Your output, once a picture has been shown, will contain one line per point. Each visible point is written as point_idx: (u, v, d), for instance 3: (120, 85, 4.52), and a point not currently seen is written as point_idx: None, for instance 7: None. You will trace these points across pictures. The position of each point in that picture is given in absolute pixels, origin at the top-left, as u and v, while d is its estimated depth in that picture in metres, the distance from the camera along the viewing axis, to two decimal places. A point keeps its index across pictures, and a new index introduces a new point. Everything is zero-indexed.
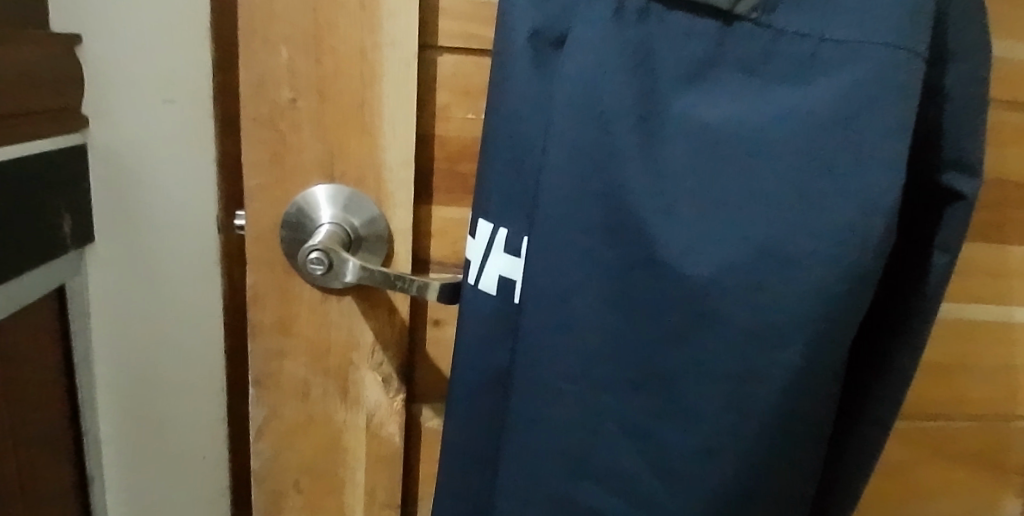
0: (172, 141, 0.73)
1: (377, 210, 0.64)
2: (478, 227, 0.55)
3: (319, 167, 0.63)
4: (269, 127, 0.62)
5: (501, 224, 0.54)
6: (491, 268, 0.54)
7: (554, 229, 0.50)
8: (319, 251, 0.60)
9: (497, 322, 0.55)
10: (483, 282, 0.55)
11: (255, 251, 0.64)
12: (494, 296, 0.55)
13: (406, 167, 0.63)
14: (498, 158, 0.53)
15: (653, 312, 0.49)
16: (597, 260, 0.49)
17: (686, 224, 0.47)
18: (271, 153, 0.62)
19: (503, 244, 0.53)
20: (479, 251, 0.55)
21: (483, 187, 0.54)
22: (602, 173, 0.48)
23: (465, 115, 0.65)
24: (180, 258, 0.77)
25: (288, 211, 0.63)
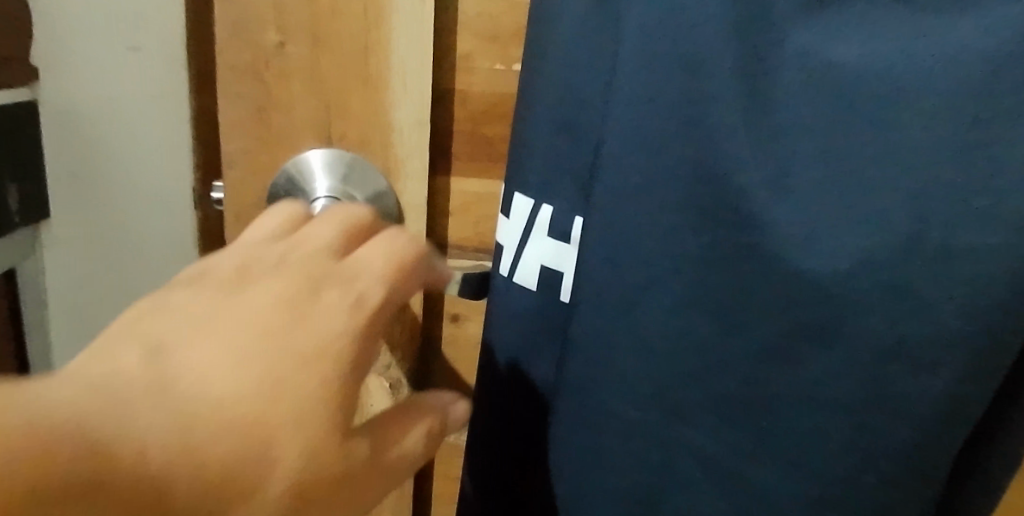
0: (138, 98, 0.60)
1: (384, 182, 0.52)
2: (513, 203, 0.43)
3: (313, 128, 0.51)
4: (251, 79, 0.50)
5: (544, 201, 0.42)
6: (530, 256, 0.43)
7: (619, 208, 0.38)
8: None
9: (536, 323, 0.44)
10: (521, 273, 0.43)
11: (237, 231, 0.54)
12: (535, 291, 0.43)
13: (419, 128, 0.51)
14: (537, 116, 0.41)
15: (742, 315, 0.38)
16: (668, 247, 0.38)
17: (804, 201, 0.36)
18: (254, 110, 0.50)
19: (547, 225, 0.42)
20: (516, 234, 0.43)
21: (520, 154, 0.42)
22: (681, 135, 0.37)
23: (493, 66, 0.52)
24: (148, 231, 0.65)
25: (276, 180, 0.52)
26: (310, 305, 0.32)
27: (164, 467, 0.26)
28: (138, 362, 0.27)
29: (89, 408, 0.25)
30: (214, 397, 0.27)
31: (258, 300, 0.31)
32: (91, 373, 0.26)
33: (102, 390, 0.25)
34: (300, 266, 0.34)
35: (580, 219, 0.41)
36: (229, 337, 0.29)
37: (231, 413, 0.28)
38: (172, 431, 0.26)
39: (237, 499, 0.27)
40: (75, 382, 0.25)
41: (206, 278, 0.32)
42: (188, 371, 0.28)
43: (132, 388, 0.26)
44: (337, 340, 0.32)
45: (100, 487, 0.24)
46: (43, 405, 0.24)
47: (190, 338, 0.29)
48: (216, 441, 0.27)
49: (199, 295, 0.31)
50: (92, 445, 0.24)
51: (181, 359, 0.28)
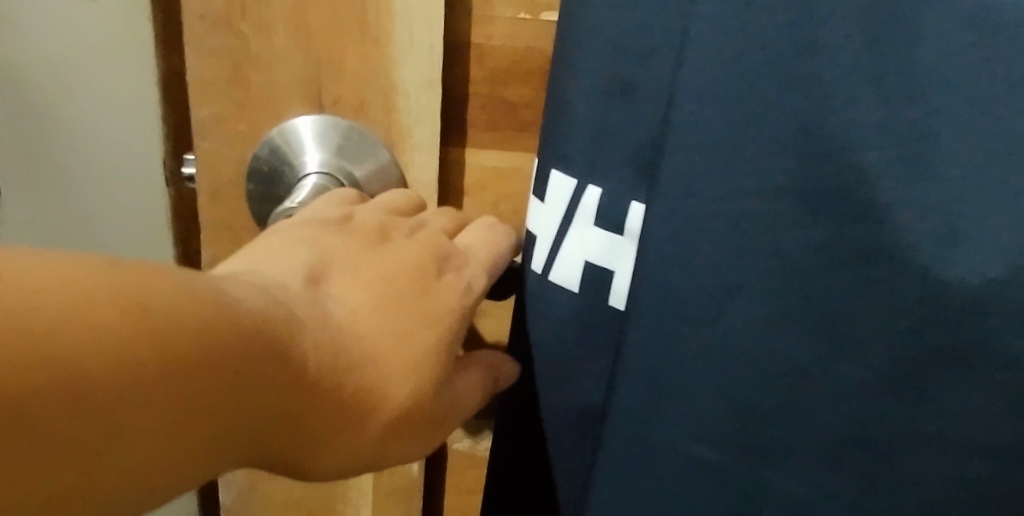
0: (98, 53, 0.51)
1: (388, 155, 0.43)
2: (549, 184, 0.35)
3: (300, 90, 0.42)
4: (224, 31, 0.41)
5: (591, 181, 0.34)
6: (573, 251, 0.36)
7: (697, 188, 0.31)
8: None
9: (576, 330, 0.36)
10: (559, 270, 0.36)
11: (211, 214, 0.45)
12: (577, 293, 0.36)
13: (429, 90, 0.42)
14: (576, 77, 0.33)
15: (846, 321, 0.31)
16: (754, 235, 0.31)
17: (948, 183, 0.28)
18: (229, 69, 0.42)
19: (594, 213, 0.35)
20: (554, 222, 0.36)
21: (563, 119, 0.34)
22: (786, 93, 0.29)
23: (516, 14, 0.43)
24: (117, 198, 0.56)
25: (258, 153, 0.43)
26: (432, 281, 0.34)
27: (314, 369, 0.27)
28: (312, 287, 0.29)
29: (283, 308, 0.27)
30: (357, 334, 0.29)
31: (397, 261, 0.34)
32: (275, 285, 0.28)
33: (286, 301, 0.27)
34: (415, 246, 0.35)
35: (638, 202, 0.34)
36: (374, 286, 0.32)
37: (361, 349, 0.29)
38: (325, 354, 0.27)
39: (353, 418, 0.29)
40: (266, 293, 0.27)
41: (354, 229, 0.34)
42: (343, 306, 0.30)
43: (306, 306, 0.28)
44: (451, 320, 0.33)
45: (263, 399, 0.25)
46: (231, 304, 0.24)
47: (342, 279, 0.31)
48: (353, 366, 0.28)
49: (344, 244, 0.33)
50: (264, 345, 0.25)
51: (339, 299, 0.30)
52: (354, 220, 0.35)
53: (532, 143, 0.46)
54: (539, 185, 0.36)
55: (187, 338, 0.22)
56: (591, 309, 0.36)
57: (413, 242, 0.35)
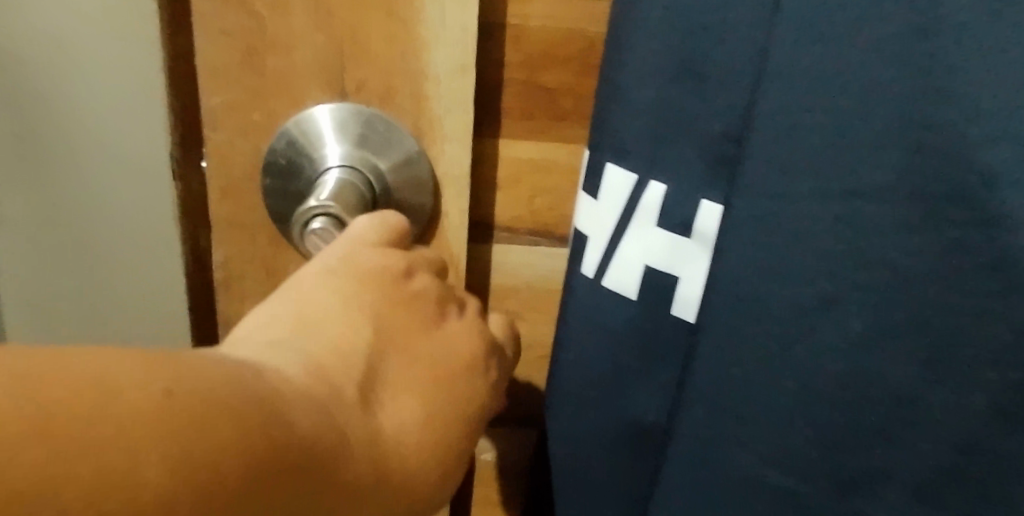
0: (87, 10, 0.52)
1: (414, 144, 0.40)
2: (603, 181, 0.33)
3: (321, 75, 0.39)
4: (237, 9, 0.37)
5: (653, 176, 0.31)
6: (631, 253, 0.32)
7: (771, 192, 0.28)
8: (322, 217, 0.34)
9: (635, 340, 0.33)
10: (613, 275, 0.33)
11: (223, 212, 0.41)
12: (635, 301, 0.33)
13: (462, 74, 0.39)
14: (635, 59, 0.30)
15: (944, 328, 0.28)
16: (842, 232, 0.28)
17: None
18: (242, 53, 0.38)
19: (657, 213, 0.31)
20: (611, 221, 0.33)
21: (617, 106, 0.31)
22: (902, 98, 0.26)
23: None
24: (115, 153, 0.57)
25: (275, 145, 0.39)
26: (469, 383, 0.33)
27: (359, 497, 0.25)
28: (365, 394, 0.27)
29: (339, 434, 0.24)
30: (403, 451, 0.28)
31: (447, 356, 0.33)
32: (331, 396, 0.25)
33: (342, 420, 0.25)
34: (461, 339, 0.34)
35: (707, 201, 0.31)
36: (426, 392, 0.31)
37: (405, 470, 0.28)
38: (371, 485, 0.26)
39: None
40: (321, 409, 0.24)
41: (406, 303, 0.32)
42: (393, 421, 0.28)
43: (359, 422, 0.26)
44: (474, 428, 0.33)
45: None
46: (287, 440, 0.21)
47: (392, 379, 0.29)
48: (395, 487, 0.27)
49: (399, 324, 0.31)
50: (315, 485, 0.23)
51: (391, 407, 0.29)
52: (409, 288, 0.33)
53: (570, 134, 0.42)
54: (593, 178, 0.33)
55: (232, 487, 0.19)
56: (647, 315, 0.33)
57: (458, 335, 0.34)
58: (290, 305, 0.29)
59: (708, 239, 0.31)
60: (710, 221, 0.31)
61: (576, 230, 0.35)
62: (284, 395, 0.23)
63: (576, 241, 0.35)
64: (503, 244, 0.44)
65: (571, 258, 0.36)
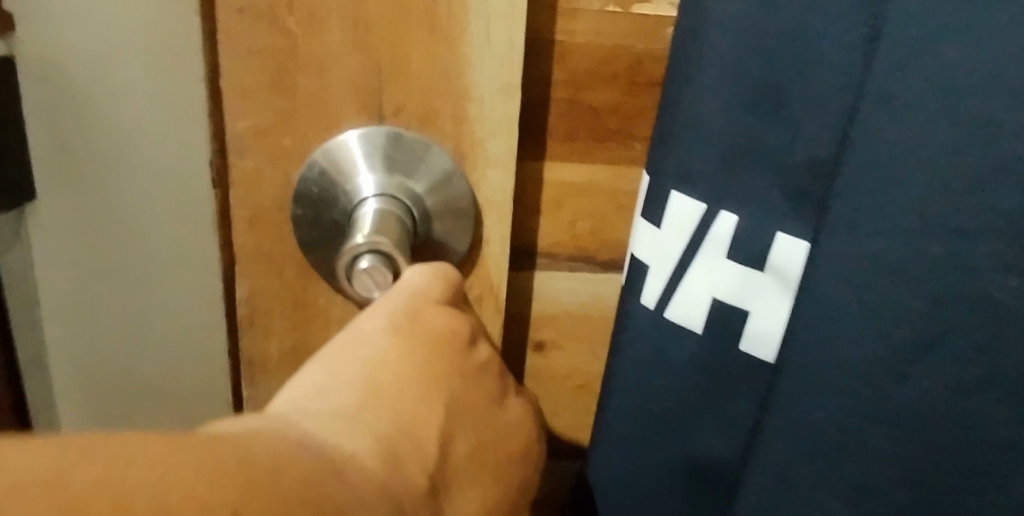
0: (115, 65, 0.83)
1: (448, 159, 0.37)
2: (666, 209, 0.32)
3: (358, 96, 0.36)
4: (268, 28, 0.35)
5: (725, 209, 0.31)
6: (698, 285, 0.32)
7: (862, 227, 0.28)
8: (370, 254, 0.32)
9: (706, 377, 0.33)
10: (676, 308, 0.32)
11: (247, 242, 0.38)
12: (699, 334, 0.32)
13: (506, 94, 0.37)
14: (704, 95, 0.30)
15: None
16: (933, 272, 0.27)
17: None
18: (273, 75, 0.36)
19: (727, 245, 0.31)
20: (675, 252, 0.32)
21: (684, 139, 0.30)
22: (996, 147, 0.26)
23: (604, 7, 0.37)
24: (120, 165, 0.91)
25: (305, 173, 0.37)
26: (518, 465, 0.34)
27: None
28: (434, 488, 0.29)
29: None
30: None
31: (504, 435, 0.33)
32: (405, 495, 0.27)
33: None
34: (517, 419, 0.34)
35: (782, 232, 0.31)
36: (480, 479, 0.32)
37: None
38: None
39: None
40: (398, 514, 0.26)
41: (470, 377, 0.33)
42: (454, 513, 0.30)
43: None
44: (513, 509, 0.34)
45: None
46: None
47: (452, 466, 0.30)
48: None
49: (466, 403, 0.32)
50: None
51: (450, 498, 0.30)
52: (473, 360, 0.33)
53: (617, 155, 0.40)
54: (656, 207, 0.32)
55: None
56: None
57: (517, 412, 0.34)
58: (355, 375, 0.29)
59: (780, 268, 0.31)
60: (787, 251, 0.31)
61: (631, 256, 0.34)
62: (362, 503, 0.24)
63: (632, 270, 0.33)
64: (543, 271, 0.42)
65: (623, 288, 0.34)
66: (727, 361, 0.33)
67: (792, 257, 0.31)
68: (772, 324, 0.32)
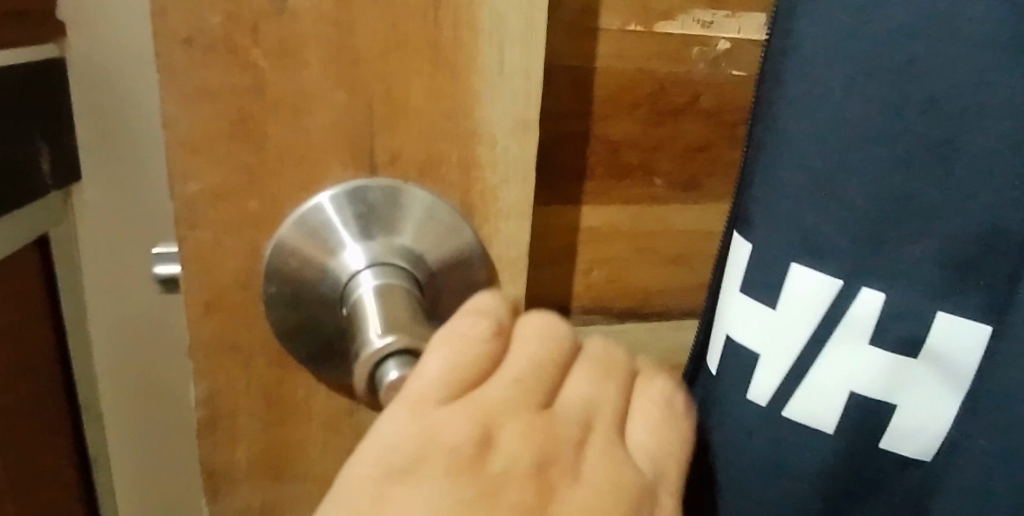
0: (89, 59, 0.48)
1: (428, 196, 0.30)
2: (790, 286, 0.29)
3: (343, 143, 0.29)
4: (227, 63, 0.27)
5: (866, 287, 0.28)
6: (834, 376, 0.29)
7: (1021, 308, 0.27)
8: (397, 361, 0.25)
9: (838, 471, 0.30)
10: (795, 405, 0.30)
11: (208, 329, 0.30)
12: (829, 432, 0.29)
13: (523, 132, 0.31)
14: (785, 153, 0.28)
15: None
16: None
17: None
18: (238, 123, 0.28)
19: (871, 330, 0.28)
20: (799, 335, 0.29)
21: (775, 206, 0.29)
22: None
23: (624, 26, 0.32)
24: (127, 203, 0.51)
25: (284, 242, 0.29)
26: None
27: None
28: None
29: None
30: None
31: None
32: None
33: None
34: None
35: (942, 312, 0.27)
36: None
37: None
38: None
39: None
40: None
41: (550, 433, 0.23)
42: None
43: None
44: None
45: None
46: None
47: None
48: None
49: None
50: None
51: None
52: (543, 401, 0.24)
53: (635, 194, 0.35)
54: (767, 285, 0.29)
55: None
56: (853, 442, 0.29)
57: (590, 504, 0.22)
58: None
59: (941, 353, 0.28)
60: (950, 333, 0.27)
61: (735, 343, 0.30)
62: None
63: (738, 355, 0.31)
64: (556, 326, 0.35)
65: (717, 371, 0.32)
66: (862, 455, 0.30)
67: (961, 339, 0.28)
68: (918, 416, 0.29)
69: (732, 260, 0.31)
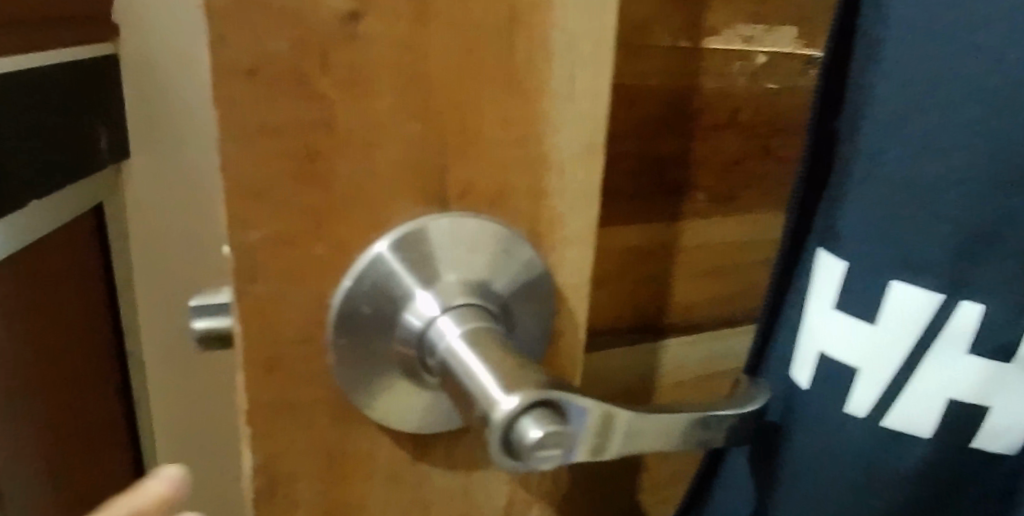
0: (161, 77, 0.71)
1: (497, 230, 0.29)
2: (887, 302, 0.29)
3: (417, 179, 0.27)
4: (297, 97, 0.25)
5: (963, 299, 0.29)
6: (933, 386, 0.29)
7: None
8: (534, 416, 0.23)
9: (935, 474, 0.31)
10: (895, 416, 0.30)
11: (266, 387, 0.27)
12: (928, 437, 0.30)
13: (590, 155, 0.30)
14: (870, 186, 0.29)
15: None
16: None
17: None
18: (305, 161, 0.25)
19: (970, 341, 0.29)
20: (895, 349, 0.29)
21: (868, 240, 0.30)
22: None
23: (676, 42, 0.31)
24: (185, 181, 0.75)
25: (362, 291, 0.27)
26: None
27: None
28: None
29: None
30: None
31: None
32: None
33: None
34: None
35: None
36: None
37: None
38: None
39: None
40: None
41: None
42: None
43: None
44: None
45: None
46: None
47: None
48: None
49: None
50: None
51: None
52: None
53: (682, 211, 0.34)
54: (863, 301, 0.30)
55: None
56: (947, 447, 0.30)
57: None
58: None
59: None
60: None
61: (828, 360, 0.31)
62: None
63: (834, 371, 0.30)
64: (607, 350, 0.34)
65: (806, 386, 0.31)
66: (957, 459, 0.31)
67: None
68: (1013, 420, 0.30)
69: (822, 274, 0.31)
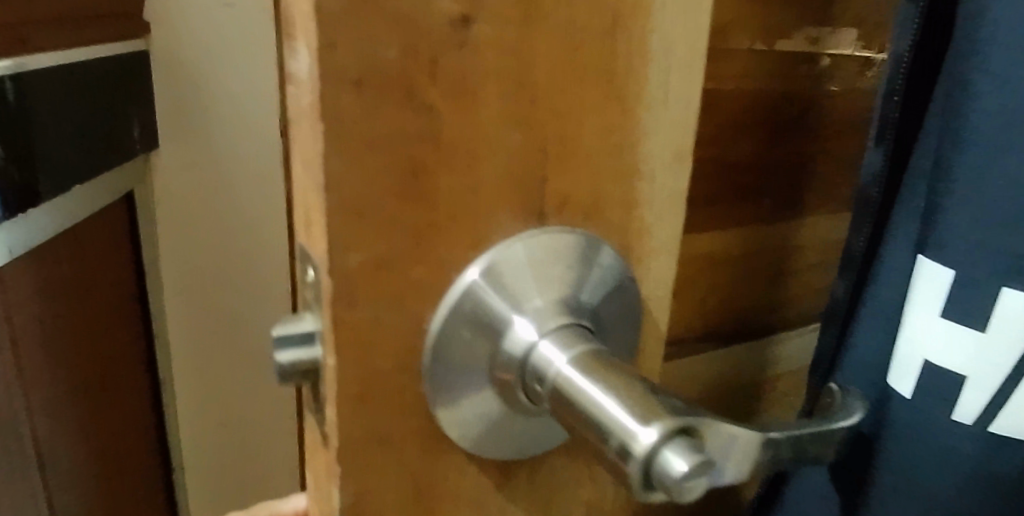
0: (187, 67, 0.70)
1: (588, 244, 0.27)
2: (1000, 309, 0.28)
3: (515, 193, 0.25)
4: (402, 108, 0.23)
5: None
6: None
7: None
8: (675, 446, 0.22)
9: None
10: (1004, 422, 0.28)
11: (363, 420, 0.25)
12: None
13: (680, 164, 0.28)
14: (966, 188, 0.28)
15: None
16: None
17: None
18: (411, 177, 0.23)
19: None
20: (1008, 358, 0.28)
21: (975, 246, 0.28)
22: None
23: (752, 45, 0.31)
24: (234, 169, 0.74)
25: (465, 316, 0.25)
26: None
27: None
28: None
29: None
30: None
31: None
32: None
33: None
34: None
35: None
36: None
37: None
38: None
39: None
40: None
41: None
42: None
43: None
44: None
45: None
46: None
47: None
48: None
49: None
50: None
51: None
52: None
53: (747, 216, 0.34)
54: (972, 307, 0.28)
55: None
56: None
57: None
58: None
59: None
60: None
61: (935, 368, 0.29)
62: None
63: (939, 381, 0.29)
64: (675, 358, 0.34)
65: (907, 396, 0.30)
66: None
67: None
68: None
69: (923, 282, 0.29)
